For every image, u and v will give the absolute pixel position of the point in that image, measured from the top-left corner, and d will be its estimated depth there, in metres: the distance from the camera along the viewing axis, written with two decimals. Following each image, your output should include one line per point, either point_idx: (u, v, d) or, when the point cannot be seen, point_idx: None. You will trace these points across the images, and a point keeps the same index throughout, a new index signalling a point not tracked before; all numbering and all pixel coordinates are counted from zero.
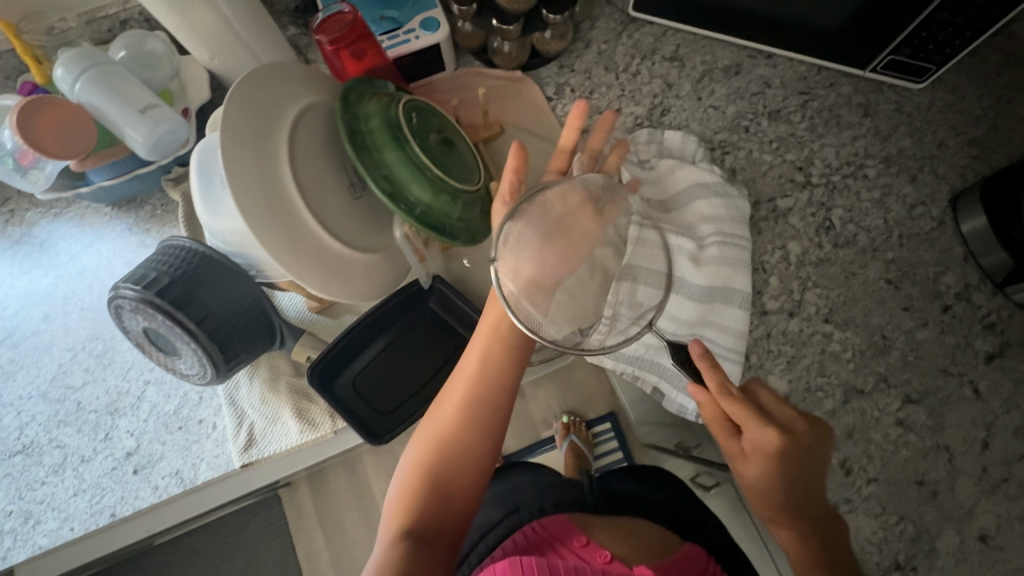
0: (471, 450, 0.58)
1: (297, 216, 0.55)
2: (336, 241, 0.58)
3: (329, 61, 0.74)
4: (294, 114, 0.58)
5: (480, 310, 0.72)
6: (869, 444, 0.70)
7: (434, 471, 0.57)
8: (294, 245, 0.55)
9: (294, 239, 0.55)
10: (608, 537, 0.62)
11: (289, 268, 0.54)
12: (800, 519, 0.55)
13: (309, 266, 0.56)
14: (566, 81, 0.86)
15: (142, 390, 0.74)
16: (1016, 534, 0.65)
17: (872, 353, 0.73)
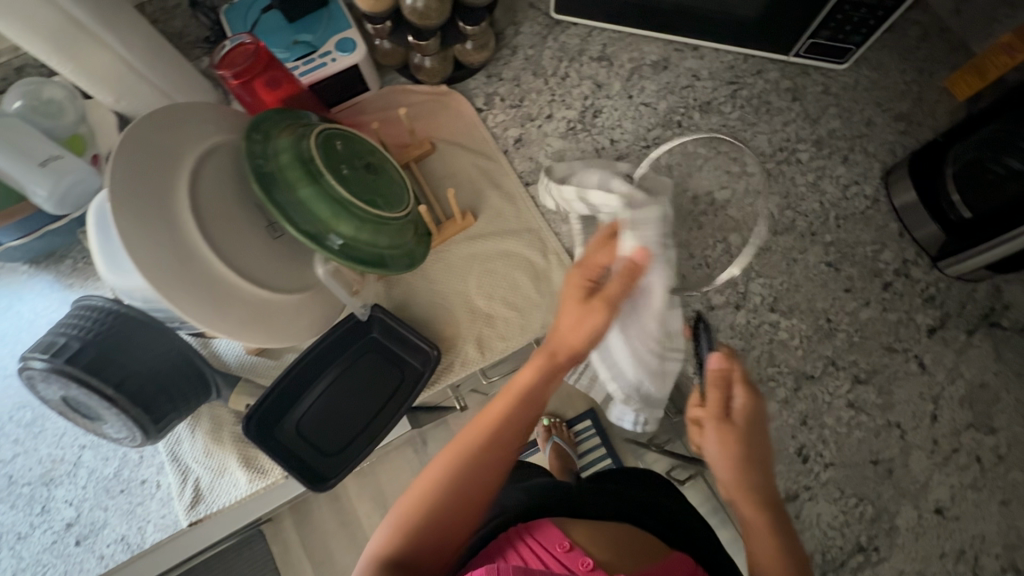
0: (475, 483, 0.51)
1: (207, 262, 0.53)
2: (255, 286, 0.57)
3: (238, 95, 0.70)
4: (198, 156, 0.56)
5: (424, 335, 0.70)
6: (823, 430, 0.70)
7: (428, 502, 0.51)
8: (207, 296, 0.52)
9: (212, 291, 0.53)
10: (590, 540, 0.55)
11: (202, 319, 0.52)
12: (773, 511, 0.49)
13: (226, 315, 0.54)
14: (494, 90, 0.84)
15: (78, 455, 0.70)
16: (970, 502, 0.66)
17: (818, 337, 0.73)
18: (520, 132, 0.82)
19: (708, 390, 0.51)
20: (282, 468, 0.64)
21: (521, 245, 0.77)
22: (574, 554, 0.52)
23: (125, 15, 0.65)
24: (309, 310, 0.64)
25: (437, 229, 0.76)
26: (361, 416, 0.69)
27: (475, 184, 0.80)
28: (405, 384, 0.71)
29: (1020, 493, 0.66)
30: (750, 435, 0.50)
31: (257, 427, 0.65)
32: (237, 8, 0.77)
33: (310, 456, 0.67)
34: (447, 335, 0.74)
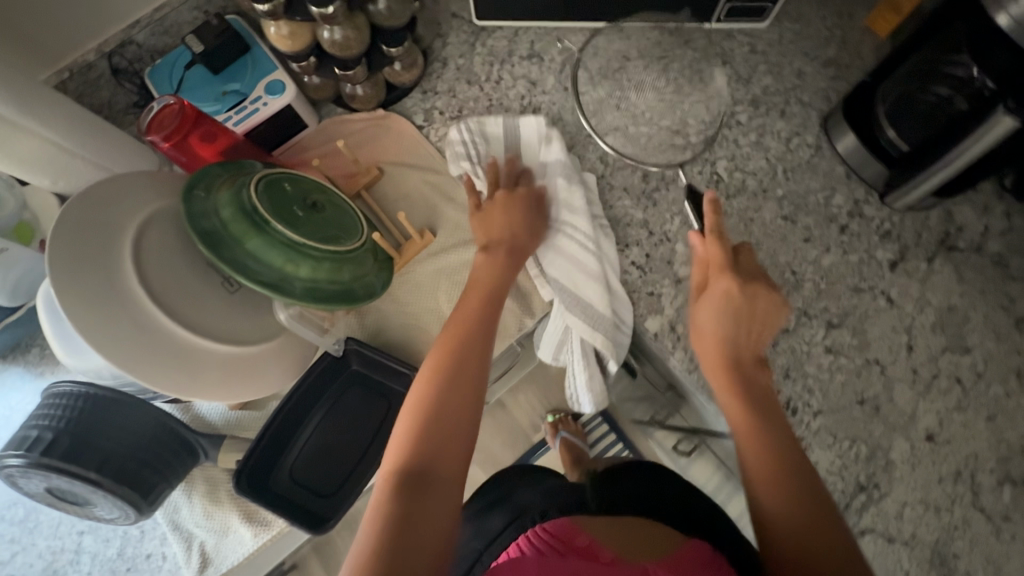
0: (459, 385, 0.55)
1: (164, 328, 0.53)
2: (221, 344, 0.56)
3: (171, 158, 0.70)
4: (140, 219, 0.56)
5: (402, 360, 0.70)
6: (807, 379, 0.70)
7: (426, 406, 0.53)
8: (169, 365, 0.52)
9: (173, 356, 0.53)
10: (609, 535, 0.49)
11: (168, 388, 0.52)
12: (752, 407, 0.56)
13: (195, 378, 0.54)
14: (432, 105, 0.84)
15: (79, 542, 0.70)
16: (957, 425, 0.68)
17: (786, 290, 0.74)
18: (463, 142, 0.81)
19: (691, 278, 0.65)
20: (282, 519, 0.65)
21: None
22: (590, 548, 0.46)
23: (42, 98, 0.64)
24: (284, 355, 0.64)
25: (399, 253, 0.75)
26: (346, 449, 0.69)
27: (427, 201, 0.80)
28: (393, 412, 0.71)
29: (1003, 406, 0.68)
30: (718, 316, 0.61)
31: (248, 481, 0.64)
32: (160, 69, 0.77)
33: (307, 500, 0.67)
34: (426, 355, 0.74)
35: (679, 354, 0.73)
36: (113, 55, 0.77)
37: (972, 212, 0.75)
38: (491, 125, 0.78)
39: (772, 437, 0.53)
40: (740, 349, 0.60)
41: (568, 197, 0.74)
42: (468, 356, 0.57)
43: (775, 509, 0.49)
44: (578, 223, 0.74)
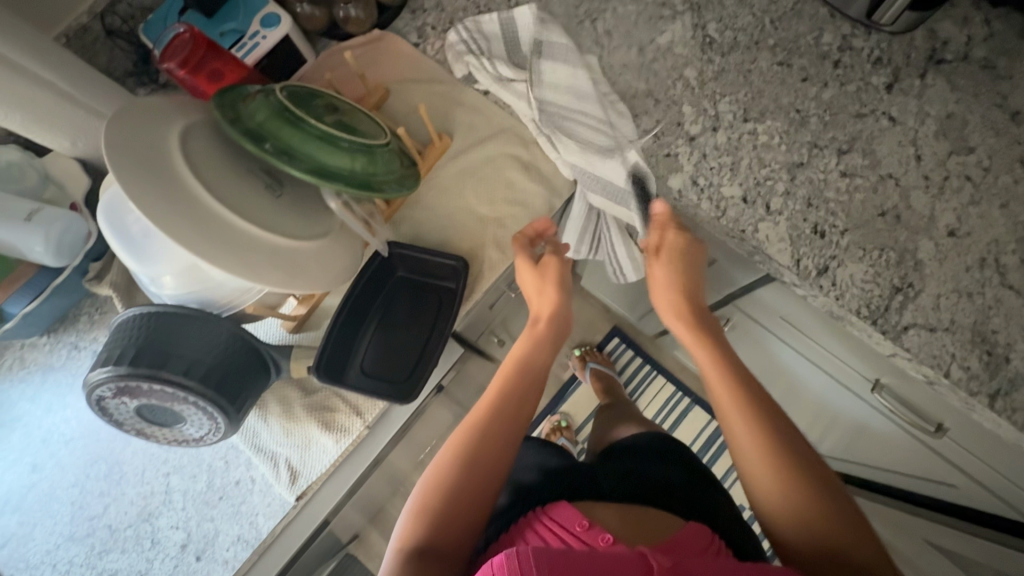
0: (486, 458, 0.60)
1: (226, 217, 0.55)
2: (281, 238, 0.59)
3: (188, 87, 0.73)
4: (184, 123, 0.58)
5: (449, 253, 0.74)
6: (828, 204, 0.74)
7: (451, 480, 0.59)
8: (239, 257, 0.55)
9: (241, 249, 0.56)
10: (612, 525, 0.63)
11: (245, 276, 0.55)
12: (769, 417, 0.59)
13: (264, 269, 0.57)
14: (424, 22, 0.82)
15: (166, 483, 0.71)
16: (974, 217, 0.72)
17: (793, 129, 0.77)
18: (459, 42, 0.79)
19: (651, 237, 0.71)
20: (372, 395, 0.69)
21: (502, 144, 0.80)
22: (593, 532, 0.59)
23: (62, 54, 0.65)
24: (335, 253, 0.66)
25: (421, 157, 0.78)
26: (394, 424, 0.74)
27: (438, 110, 0.82)
28: (444, 304, 0.74)
29: (1013, 192, 0.72)
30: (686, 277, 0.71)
31: (326, 372, 0.68)
32: (153, 24, 0.77)
33: (382, 389, 0.70)
34: (466, 249, 0.76)
35: (705, 204, 0.76)
36: (106, 15, 0.77)
37: (955, 26, 0.78)
38: (486, 23, 0.77)
39: (779, 448, 0.57)
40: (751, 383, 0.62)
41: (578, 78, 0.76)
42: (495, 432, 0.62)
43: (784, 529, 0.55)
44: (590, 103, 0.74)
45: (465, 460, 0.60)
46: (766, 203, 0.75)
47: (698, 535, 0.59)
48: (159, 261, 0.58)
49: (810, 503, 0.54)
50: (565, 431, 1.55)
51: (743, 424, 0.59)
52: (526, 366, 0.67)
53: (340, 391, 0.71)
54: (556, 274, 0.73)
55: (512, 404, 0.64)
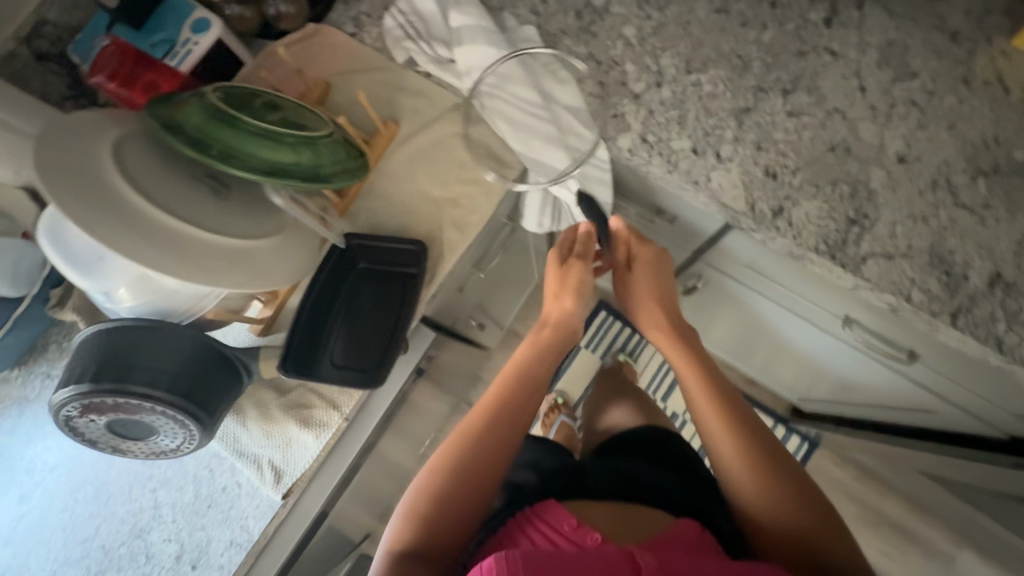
0: (475, 480, 0.65)
1: (180, 231, 0.56)
2: (234, 240, 0.60)
3: (117, 97, 0.72)
4: (117, 134, 0.58)
5: (407, 238, 0.74)
6: (778, 146, 0.74)
7: (440, 496, 0.64)
8: (193, 264, 0.56)
9: (194, 255, 0.56)
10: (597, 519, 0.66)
11: (201, 281, 0.56)
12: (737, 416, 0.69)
13: (220, 272, 0.58)
14: (357, 11, 0.83)
15: (155, 498, 0.72)
16: (923, 142, 0.72)
17: (736, 75, 0.77)
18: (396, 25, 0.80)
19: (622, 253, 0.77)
20: (343, 385, 0.70)
21: (449, 125, 0.80)
22: (582, 530, 0.60)
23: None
24: (294, 247, 0.67)
25: (370, 146, 0.77)
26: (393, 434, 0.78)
27: (381, 97, 0.81)
28: (410, 290, 0.74)
29: (959, 112, 0.72)
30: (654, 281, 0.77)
31: (294, 365, 0.68)
32: (82, 41, 0.76)
33: (353, 378, 0.70)
34: (424, 232, 0.76)
35: (657, 160, 0.75)
36: (33, 40, 0.77)
37: None
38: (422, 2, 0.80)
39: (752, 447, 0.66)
40: (726, 394, 0.71)
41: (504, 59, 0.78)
42: (488, 454, 0.67)
43: (755, 515, 0.65)
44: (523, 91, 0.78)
45: (458, 476, 0.65)
46: (716, 152, 0.75)
47: (688, 528, 0.63)
48: (118, 267, 0.58)
49: (779, 497, 0.64)
50: (563, 408, 1.56)
51: (725, 433, 0.68)
52: (521, 388, 0.71)
53: (314, 387, 0.72)
54: (577, 278, 0.76)
55: (507, 425, 0.69)
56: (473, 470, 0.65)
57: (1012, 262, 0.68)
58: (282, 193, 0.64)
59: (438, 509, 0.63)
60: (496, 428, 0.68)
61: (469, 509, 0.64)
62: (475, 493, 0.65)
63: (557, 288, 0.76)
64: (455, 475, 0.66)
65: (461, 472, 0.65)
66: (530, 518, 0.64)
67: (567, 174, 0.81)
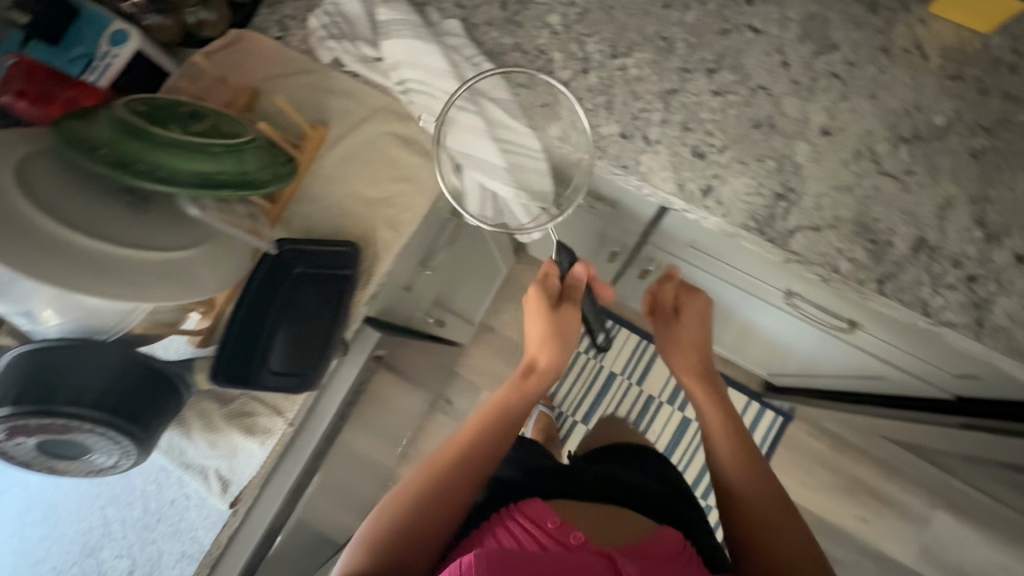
0: (449, 504, 0.71)
1: (104, 251, 0.56)
2: (156, 252, 0.59)
3: (31, 116, 0.70)
4: (24, 154, 0.57)
5: (341, 241, 0.74)
6: (704, 125, 0.75)
7: (412, 522, 0.68)
8: (113, 279, 0.56)
9: (114, 271, 0.56)
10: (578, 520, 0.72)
11: (122, 297, 0.56)
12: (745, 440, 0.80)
13: (143, 285, 0.58)
14: (282, 14, 0.82)
15: (104, 516, 0.72)
16: (845, 113, 0.73)
17: (661, 57, 0.77)
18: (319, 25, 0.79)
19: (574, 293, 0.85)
20: (279, 390, 0.70)
21: (379, 124, 0.79)
22: (565, 532, 0.66)
23: None
24: (224, 254, 0.66)
25: (300, 151, 0.77)
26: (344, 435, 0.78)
27: (310, 100, 0.81)
28: (346, 292, 0.74)
29: (879, 81, 0.73)
30: (695, 326, 0.89)
31: (226, 376, 0.70)
32: None
33: (289, 383, 0.71)
34: (359, 233, 0.76)
35: (586, 147, 0.75)
36: None
37: None
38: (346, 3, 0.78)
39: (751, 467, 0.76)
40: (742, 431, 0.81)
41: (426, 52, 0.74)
42: (467, 484, 0.72)
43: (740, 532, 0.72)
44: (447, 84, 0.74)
45: (433, 502, 0.70)
46: (644, 135, 0.75)
47: (671, 541, 0.70)
48: (32, 287, 0.54)
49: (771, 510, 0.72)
50: None
51: (729, 448, 0.78)
52: (507, 424, 0.79)
53: (257, 394, 0.72)
54: (558, 329, 0.84)
55: (488, 451, 0.76)
56: (452, 495, 0.71)
57: (935, 226, 0.69)
58: (199, 202, 0.64)
59: (406, 532, 0.67)
60: (476, 454, 0.75)
61: (438, 532, 0.69)
62: (451, 519, 0.70)
63: (536, 339, 0.84)
64: (432, 502, 0.70)
65: (439, 497, 0.71)
66: (511, 513, 0.70)
67: (497, 165, 0.78)
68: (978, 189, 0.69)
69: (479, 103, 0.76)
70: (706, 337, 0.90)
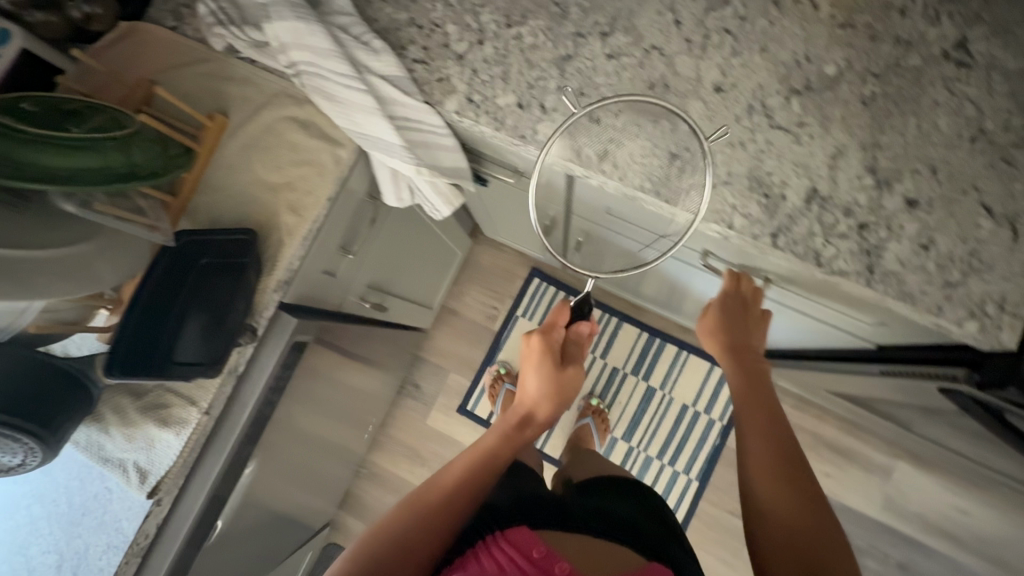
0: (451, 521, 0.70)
1: None
2: (47, 250, 0.58)
3: None
4: None
5: (239, 228, 0.74)
6: (599, 90, 0.74)
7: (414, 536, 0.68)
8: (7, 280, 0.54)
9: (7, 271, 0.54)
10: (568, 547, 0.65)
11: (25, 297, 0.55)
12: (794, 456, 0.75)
13: (41, 285, 0.57)
14: (177, 3, 0.83)
15: (30, 513, 0.73)
16: (737, 69, 0.72)
17: (555, 23, 0.76)
18: (208, 11, 0.78)
19: (567, 349, 0.91)
20: (180, 377, 0.70)
21: (279, 109, 0.79)
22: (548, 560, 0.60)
23: None
24: (119, 252, 0.67)
25: (198, 142, 0.77)
26: (272, 421, 0.80)
27: (208, 89, 0.80)
28: (245, 278, 0.73)
29: (770, 34, 0.73)
30: (731, 321, 0.86)
31: (123, 369, 0.69)
32: None
33: (190, 371, 0.70)
34: (263, 220, 0.77)
35: (484, 119, 0.75)
36: None
37: None
38: None
39: (794, 480, 0.72)
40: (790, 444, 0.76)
41: (310, 32, 0.73)
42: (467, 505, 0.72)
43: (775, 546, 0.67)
44: (332, 63, 0.74)
45: (433, 519, 0.69)
46: (541, 103, 0.74)
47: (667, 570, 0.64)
48: None
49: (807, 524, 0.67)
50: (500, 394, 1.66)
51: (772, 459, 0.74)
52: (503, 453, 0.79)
53: (170, 386, 0.74)
54: (558, 388, 0.86)
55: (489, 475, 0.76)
56: (455, 513, 0.71)
57: (826, 175, 0.69)
58: (74, 198, 0.63)
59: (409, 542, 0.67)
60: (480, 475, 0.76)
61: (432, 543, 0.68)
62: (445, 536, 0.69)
63: (535, 391, 0.86)
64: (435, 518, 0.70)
65: (443, 514, 0.70)
66: (498, 538, 0.64)
67: (393, 141, 0.76)
68: (869, 137, 0.69)
69: (367, 79, 0.75)
70: (751, 334, 0.87)
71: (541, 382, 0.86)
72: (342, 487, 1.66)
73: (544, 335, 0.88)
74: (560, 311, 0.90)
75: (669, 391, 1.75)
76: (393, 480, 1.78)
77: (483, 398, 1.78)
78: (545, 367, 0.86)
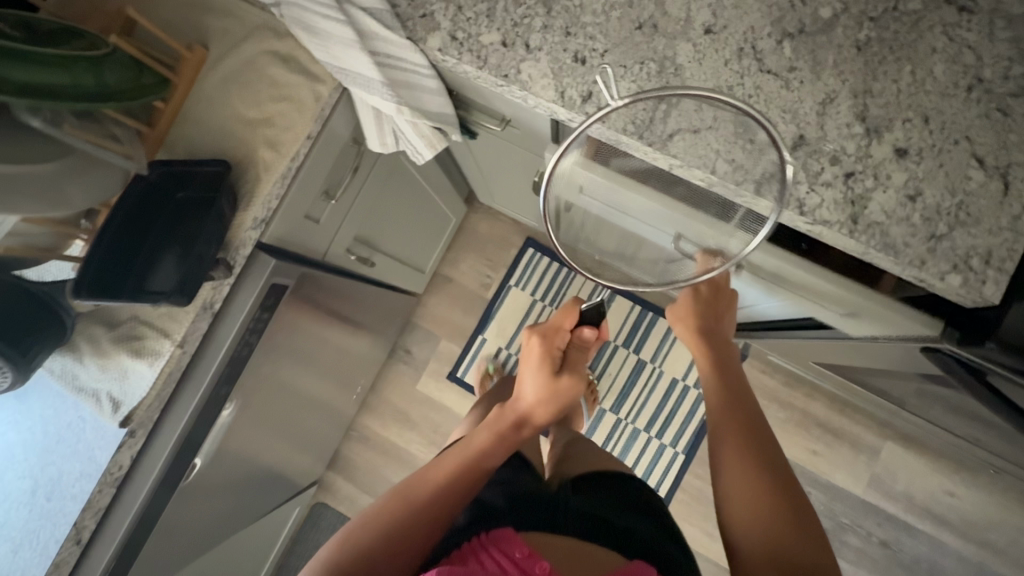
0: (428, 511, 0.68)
1: None
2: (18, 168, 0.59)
3: None
4: None
5: (213, 159, 0.73)
6: (586, 29, 0.72)
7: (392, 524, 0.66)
8: None
9: None
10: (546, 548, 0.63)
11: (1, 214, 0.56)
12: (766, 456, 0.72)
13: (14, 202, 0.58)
14: None
15: (5, 439, 0.74)
16: (729, 11, 0.70)
17: None
18: None
19: (568, 354, 0.91)
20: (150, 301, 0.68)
21: (259, 44, 0.78)
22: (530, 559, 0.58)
23: None
24: (96, 181, 0.67)
25: (176, 74, 0.76)
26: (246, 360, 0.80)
27: (188, 22, 0.79)
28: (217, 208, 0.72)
29: None
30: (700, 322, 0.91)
31: (90, 291, 0.67)
32: None
33: (161, 296, 0.69)
34: (241, 156, 0.76)
35: (467, 57, 0.73)
36: None
37: None
38: None
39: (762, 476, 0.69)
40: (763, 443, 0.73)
41: None
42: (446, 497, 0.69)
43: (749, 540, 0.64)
44: None
45: (410, 509, 0.67)
46: (526, 42, 0.72)
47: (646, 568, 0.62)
48: None
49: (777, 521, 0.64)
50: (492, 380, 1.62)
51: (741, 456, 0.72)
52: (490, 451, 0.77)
53: (146, 318, 0.75)
54: (556, 389, 0.85)
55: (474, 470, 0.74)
56: (433, 504, 0.68)
57: (815, 122, 0.67)
58: (38, 113, 0.61)
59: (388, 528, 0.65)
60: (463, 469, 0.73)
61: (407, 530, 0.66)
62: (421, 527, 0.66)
63: (531, 391, 0.85)
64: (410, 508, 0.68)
65: (420, 505, 0.68)
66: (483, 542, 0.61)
67: (372, 77, 0.75)
68: (861, 83, 0.67)
69: (348, 12, 0.73)
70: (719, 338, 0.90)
71: (537, 382, 0.86)
72: (331, 447, 1.68)
73: (545, 337, 0.90)
74: (560, 316, 0.93)
75: (660, 364, 1.74)
76: (382, 442, 1.80)
77: (473, 365, 1.78)
78: (545, 367, 0.87)
